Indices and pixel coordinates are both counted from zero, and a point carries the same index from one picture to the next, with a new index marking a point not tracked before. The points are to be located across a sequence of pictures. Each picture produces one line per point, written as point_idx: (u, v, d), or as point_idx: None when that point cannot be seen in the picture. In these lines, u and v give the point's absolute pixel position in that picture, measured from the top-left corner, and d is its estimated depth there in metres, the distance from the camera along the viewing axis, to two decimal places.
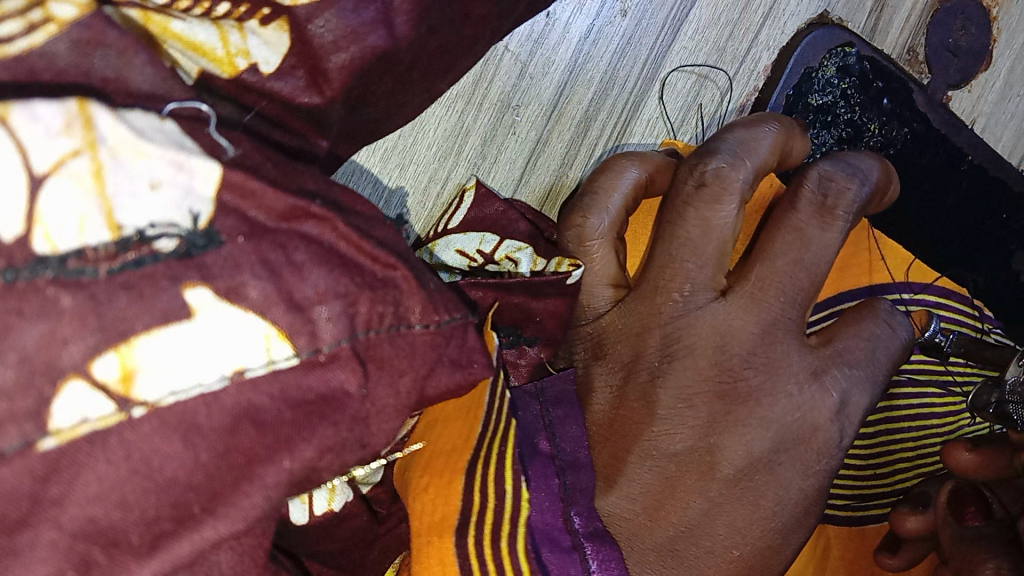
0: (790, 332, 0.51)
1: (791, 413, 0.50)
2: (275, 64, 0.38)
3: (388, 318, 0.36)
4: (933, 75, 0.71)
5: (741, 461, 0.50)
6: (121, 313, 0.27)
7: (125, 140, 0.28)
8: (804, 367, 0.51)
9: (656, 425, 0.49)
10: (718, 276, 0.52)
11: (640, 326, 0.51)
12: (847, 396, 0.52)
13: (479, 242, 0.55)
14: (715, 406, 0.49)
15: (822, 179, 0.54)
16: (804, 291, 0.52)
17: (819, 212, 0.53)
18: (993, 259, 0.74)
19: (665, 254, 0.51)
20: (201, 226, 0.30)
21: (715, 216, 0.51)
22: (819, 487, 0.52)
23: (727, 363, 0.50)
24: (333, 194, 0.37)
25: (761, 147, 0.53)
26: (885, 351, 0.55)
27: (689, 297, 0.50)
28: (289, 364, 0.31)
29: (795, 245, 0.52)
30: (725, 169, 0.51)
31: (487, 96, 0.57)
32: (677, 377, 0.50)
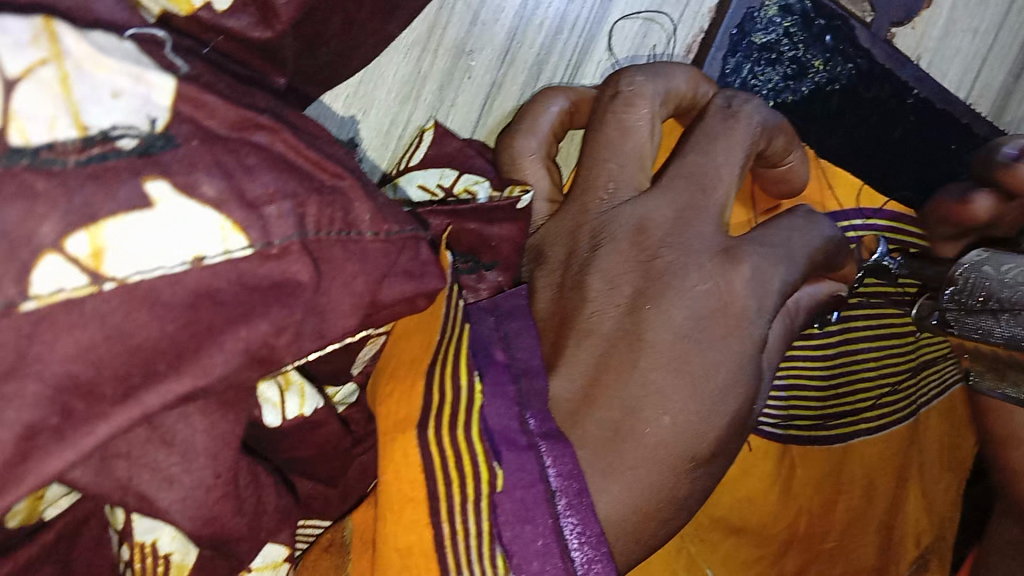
0: (704, 216, 0.58)
1: (703, 283, 0.56)
2: (228, 1, 0.42)
3: (337, 222, 0.40)
4: (876, 14, 0.75)
5: (665, 331, 0.55)
6: (89, 198, 0.31)
7: (87, 53, 0.33)
8: (714, 245, 0.58)
9: (588, 306, 0.56)
10: (641, 176, 0.60)
11: (573, 227, 0.59)
12: (760, 271, 0.58)
13: (439, 178, 0.59)
14: (637, 283, 0.56)
15: (727, 97, 0.64)
16: (716, 183, 0.60)
17: (724, 116, 0.62)
18: (942, 186, 0.78)
19: (591, 160, 0.60)
20: (158, 129, 0.34)
21: (631, 119, 0.59)
22: (743, 355, 0.56)
23: (644, 244, 0.57)
24: (285, 114, 0.41)
25: (676, 73, 0.62)
26: (801, 238, 0.63)
27: (613, 194, 0.59)
28: (245, 254, 0.36)
29: (704, 141, 0.61)
30: (637, 79, 0.60)
31: (442, 43, 0.61)
32: (603, 261, 0.57)
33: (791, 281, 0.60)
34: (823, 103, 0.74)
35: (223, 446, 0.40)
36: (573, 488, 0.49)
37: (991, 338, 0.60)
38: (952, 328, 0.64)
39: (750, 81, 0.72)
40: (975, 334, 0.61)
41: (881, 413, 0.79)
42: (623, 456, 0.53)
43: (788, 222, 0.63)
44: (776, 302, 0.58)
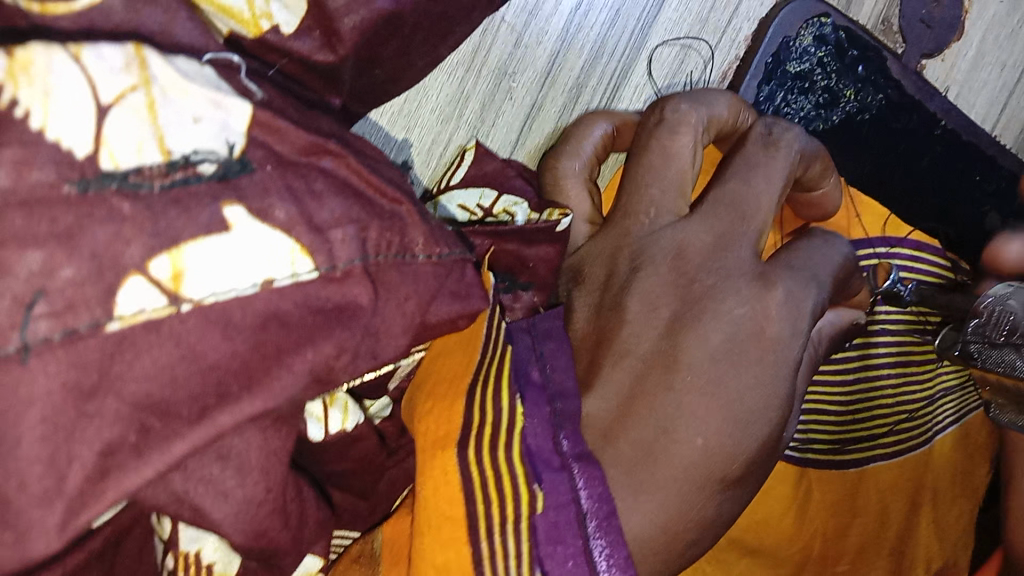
0: (743, 242, 0.59)
1: (740, 306, 0.57)
2: (294, 25, 0.44)
3: (395, 245, 0.41)
4: (909, 45, 0.76)
5: (702, 354, 0.56)
6: (172, 222, 0.32)
7: (172, 79, 0.33)
8: (751, 270, 0.59)
9: (627, 327, 0.57)
10: (681, 202, 0.61)
11: (613, 249, 0.60)
12: (793, 295, 0.59)
13: (479, 198, 0.60)
14: (676, 306, 0.57)
15: (767, 124, 0.66)
16: (757, 210, 0.61)
17: (764, 145, 0.64)
18: (965, 218, 0.79)
19: (634, 185, 0.62)
20: (235, 155, 0.35)
21: (674, 145, 0.61)
22: (775, 377, 0.57)
23: (684, 268, 0.57)
24: (347, 139, 0.42)
25: (718, 102, 0.65)
26: (834, 266, 0.65)
27: (654, 218, 0.60)
28: (310, 277, 0.37)
29: (743, 169, 0.62)
30: (682, 107, 0.63)
31: (486, 63, 0.62)
32: (643, 283, 0.57)
33: (820, 307, 0.62)
34: (853, 131, 0.75)
35: (275, 462, 0.41)
36: (603, 510, 0.50)
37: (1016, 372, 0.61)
38: (976, 361, 0.64)
39: (783, 109, 0.73)
40: (999, 368, 0.62)
41: (899, 438, 0.80)
42: (655, 477, 0.54)
43: (812, 246, 0.65)
44: (807, 325, 0.60)
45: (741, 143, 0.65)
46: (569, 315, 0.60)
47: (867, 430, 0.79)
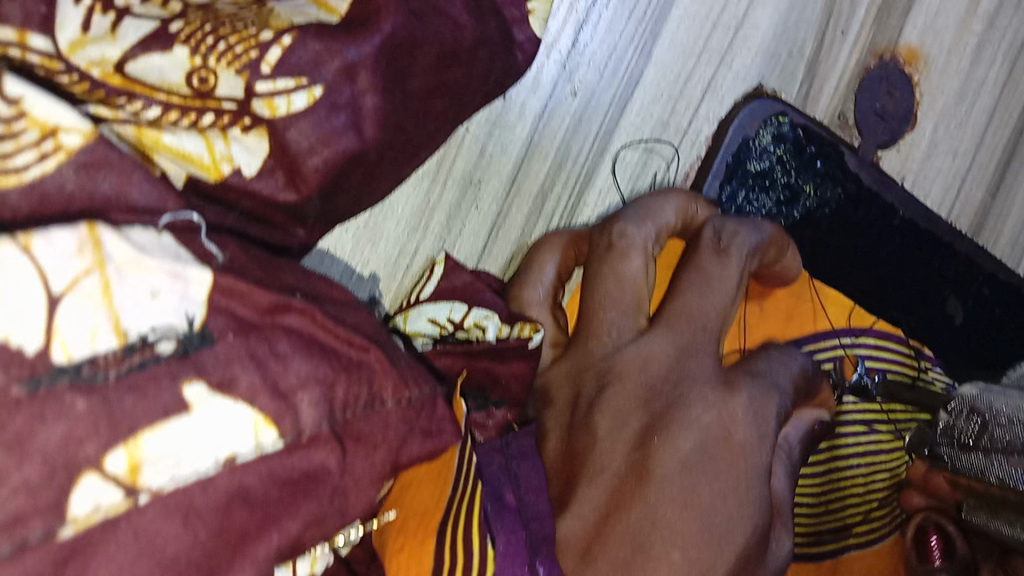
0: (703, 351, 0.60)
1: (708, 413, 0.56)
2: (256, 166, 0.42)
3: (363, 397, 0.40)
4: (865, 138, 0.77)
5: (675, 463, 0.54)
6: (129, 412, 0.31)
7: (128, 255, 0.32)
8: (715, 377, 0.59)
9: (597, 445, 0.55)
10: (639, 317, 0.62)
11: (577, 370, 0.61)
12: (757, 401, 0.59)
13: (449, 311, 0.59)
14: (645, 419, 0.56)
15: (716, 229, 0.66)
16: (712, 319, 0.62)
17: (716, 252, 0.65)
18: (927, 304, 0.81)
19: (592, 308, 0.62)
20: (196, 327, 0.34)
21: (627, 269, 0.62)
22: (749, 485, 0.56)
23: (649, 382, 0.57)
24: (310, 286, 0.41)
25: (665, 208, 0.65)
26: (789, 372, 0.65)
27: (616, 337, 0.61)
28: (275, 448, 0.35)
29: (696, 283, 0.63)
30: (628, 229, 0.64)
31: (451, 174, 0.62)
32: (609, 400, 0.57)
33: (783, 412, 0.61)
34: (813, 226, 0.76)
35: None
36: None
37: (984, 474, 0.61)
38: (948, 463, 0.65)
39: (745, 208, 0.73)
40: (969, 471, 0.63)
41: (873, 527, 0.78)
42: None
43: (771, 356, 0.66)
44: (774, 428, 0.59)
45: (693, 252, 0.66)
46: (541, 440, 0.59)
47: (839, 520, 0.77)
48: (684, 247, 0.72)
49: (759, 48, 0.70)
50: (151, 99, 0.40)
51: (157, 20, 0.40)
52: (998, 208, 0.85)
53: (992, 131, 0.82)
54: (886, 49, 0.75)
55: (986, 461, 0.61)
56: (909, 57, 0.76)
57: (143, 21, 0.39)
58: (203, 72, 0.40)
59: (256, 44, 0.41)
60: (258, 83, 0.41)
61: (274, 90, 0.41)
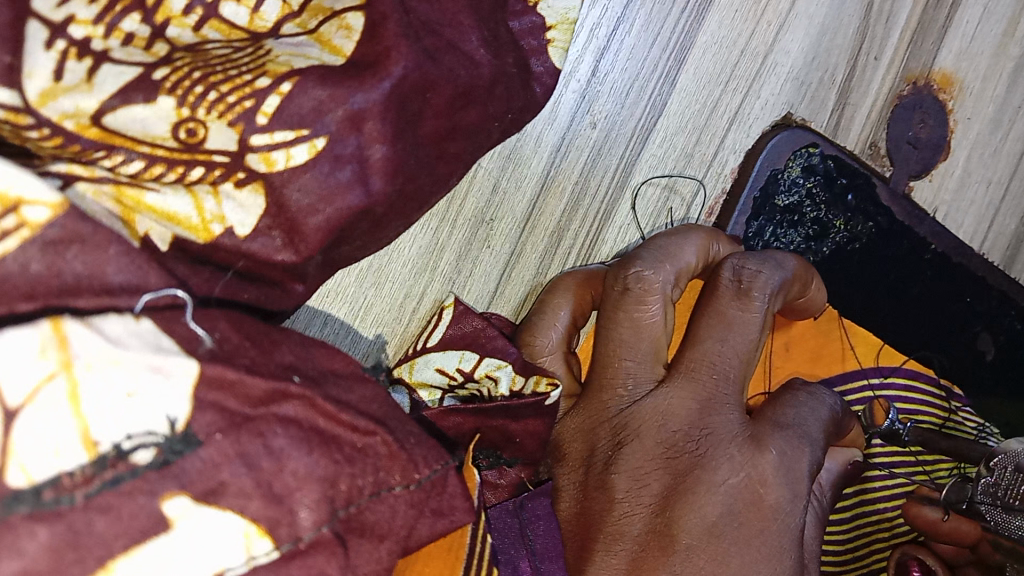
0: (728, 404, 0.54)
1: (734, 475, 0.52)
2: (250, 225, 0.38)
3: (368, 488, 0.36)
4: (895, 168, 0.71)
5: (700, 531, 0.51)
6: (99, 537, 0.27)
7: (99, 352, 0.28)
8: (741, 432, 0.53)
9: (616, 508, 0.52)
10: (657, 365, 0.56)
11: (592, 424, 0.55)
12: (788, 457, 0.53)
13: (459, 360, 0.55)
14: (667, 480, 0.52)
15: (736, 268, 0.56)
16: (736, 366, 0.55)
17: (737, 296, 0.55)
18: (959, 344, 0.75)
19: (607, 356, 0.56)
20: (178, 430, 0.30)
21: (644, 317, 0.55)
22: (783, 549, 0.52)
23: (669, 441, 0.53)
24: (310, 362, 0.37)
25: (683, 250, 0.58)
26: (815, 416, 0.57)
27: (632, 390, 0.55)
28: (270, 558, 0.31)
29: (717, 330, 0.55)
30: (646, 273, 0.55)
31: (462, 212, 0.59)
32: (627, 460, 0.53)
33: (816, 463, 0.55)
34: (842, 262, 0.72)
35: None
36: None
37: None
38: (988, 523, 0.61)
39: (773, 244, 0.69)
40: (1014, 534, 0.59)
41: None
42: None
43: (792, 399, 0.58)
44: (807, 485, 0.54)
45: (709, 295, 0.56)
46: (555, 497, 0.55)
47: (865, 568, 0.73)
48: (703, 288, 0.67)
49: (789, 75, 0.66)
50: (133, 152, 0.35)
51: (139, 66, 0.36)
52: None
53: None
54: (919, 76, 0.69)
55: None
56: (943, 82, 0.70)
57: (125, 67, 0.35)
58: (191, 124, 0.36)
59: (250, 93, 0.37)
60: (253, 136, 0.37)
61: (271, 143, 0.37)
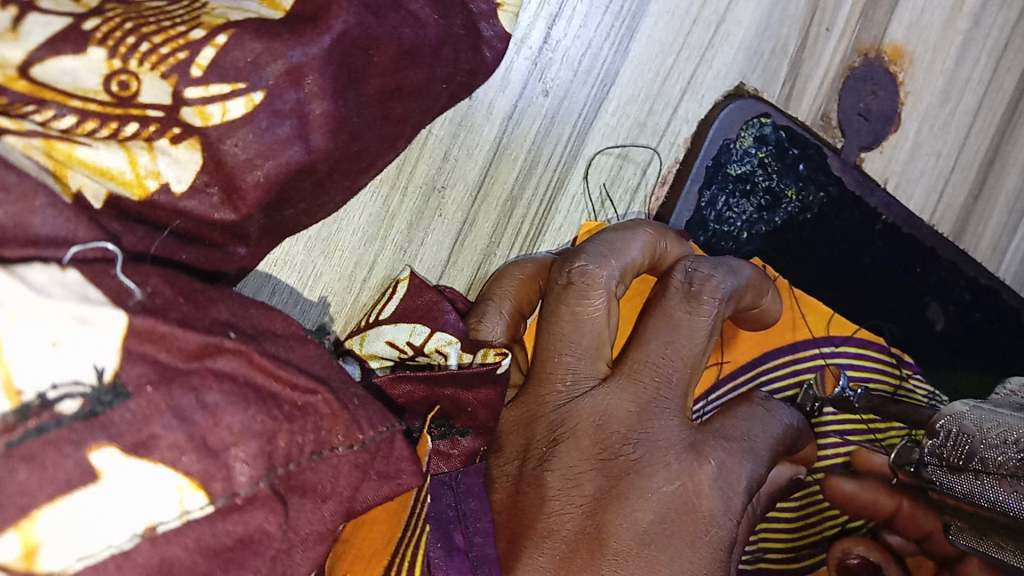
0: (669, 410, 0.54)
1: (669, 483, 0.52)
2: (187, 181, 0.37)
3: (308, 446, 0.35)
4: (847, 138, 0.71)
5: (630, 536, 0.51)
6: (23, 486, 0.27)
7: (23, 299, 0.27)
8: (680, 439, 0.54)
9: (548, 505, 0.52)
10: (600, 364, 0.55)
11: (530, 416, 0.55)
12: (726, 468, 0.53)
13: (410, 334, 0.54)
14: (600, 482, 0.53)
15: (687, 270, 0.56)
16: (679, 370, 0.55)
17: (687, 299, 0.55)
18: (909, 312, 0.76)
19: (547, 350, 0.55)
20: (106, 380, 0.29)
21: (586, 312, 0.54)
22: (710, 560, 0.52)
23: (606, 441, 0.53)
24: (248, 320, 0.36)
25: (629, 247, 0.57)
26: (763, 428, 0.57)
27: (571, 387, 0.55)
28: (204, 513, 0.31)
29: (664, 331, 0.55)
30: (589, 268, 0.55)
31: (413, 179, 0.58)
32: (562, 458, 0.53)
33: (759, 477, 0.55)
34: (796, 232, 0.72)
35: None
36: None
37: (975, 498, 0.58)
38: (935, 484, 0.62)
39: (726, 213, 0.70)
40: (958, 493, 0.59)
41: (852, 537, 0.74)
42: None
43: (745, 410, 0.57)
44: (744, 501, 0.54)
45: (658, 297, 0.56)
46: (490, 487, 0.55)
47: (817, 533, 0.74)
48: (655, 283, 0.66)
49: (741, 45, 0.66)
50: (65, 106, 0.34)
51: (69, 17, 0.35)
52: (982, 210, 0.76)
53: (975, 133, 0.74)
54: (871, 47, 0.69)
55: (977, 483, 0.57)
56: (893, 55, 0.70)
57: (53, 17, 0.34)
58: (124, 76, 0.35)
59: (185, 44, 0.36)
60: (187, 88, 0.36)
61: (207, 96, 0.37)
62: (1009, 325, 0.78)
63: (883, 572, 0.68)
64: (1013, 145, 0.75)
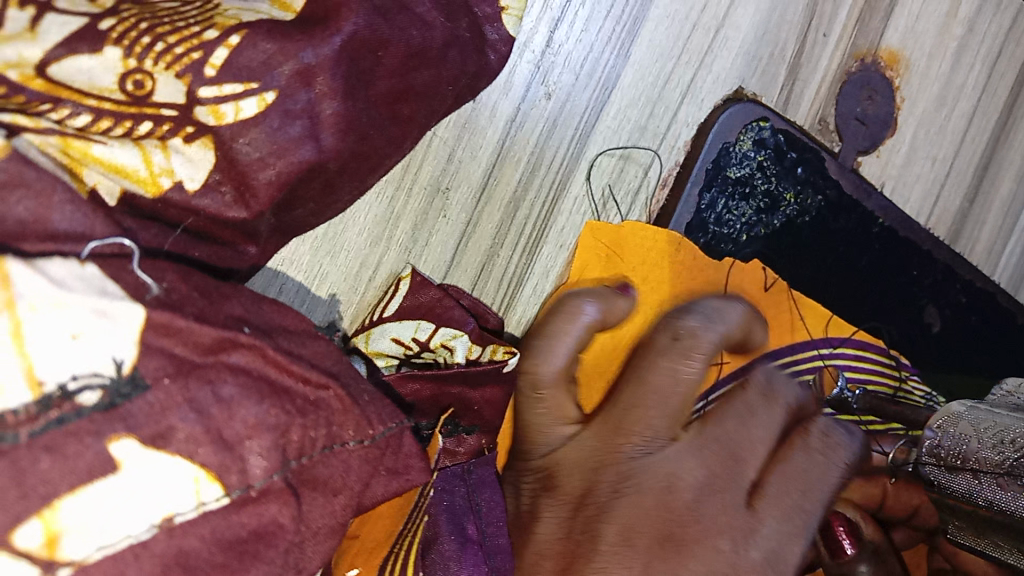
0: (739, 486, 0.52)
1: (727, 565, 0.49)
2: (200, 180, 0.38)
3: (320, 440, 0.36)
4: (844, 143, 0.72)
5: None
6: (45, 475, 0.27)
7: (44, 292, 0.28)
8: (744, 518, 0.51)
9: (598, 560, 0.48)
10: (677, 426, 0.53)
11: (595, 462, 0.52)
12: (781, 552, 0.51)
13: (415, 331, 0.56)
14: (654, 544, 0.49)
15: (768, 378, 0.57)
16: (761, 457, 0.53)
17: (766, 396, 0.55)
18: (906, 314, 0.77)
19: (632, 401, 0.53)
20: (125, 373, 0.29)
21: (684, 371, 0.53)
22: None
23: (671, 504, 0.50)
24: (261, 317, 0.37)
25: (726, 317, 0.57)
26: (826, 500, 0.54)
27: (646, 442, 0.52)
28: (219, 504, 0.31)
29: (744, 414, 0.54)
30: (697, 330, 0.55)
31: (417, 181, 0.59)
32: (622, 512, 0.50)
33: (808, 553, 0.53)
34: (793, 234, 0.73)
35: None
36: None
37: (972, 497, 0.58)
38: (931, 483, 0.62)
39: (723, 215, 0.71)
40: (956, 493, 0.60)
41: None
42: None
43: (807, 464, 0.54)
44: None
45: (740, 387, 0.55)
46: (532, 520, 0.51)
47: None
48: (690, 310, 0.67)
49: (740, 49, 0.67)
50: (81, 105, 0.35)
51: (85, 17, 0.35)
52: (977, 215, 0.77)
53: (970, 137, 0.75)
54: (868, 52, 0.70)
55: (974, 482, 0.58)
56: (890, 60, 0.71)
57: (69, 17, 0.35)
58: (139, 75, 0.36)
59: (199, 45, 0.37)
60: (201, 88, 0.37)
61: (220, 95, 0.37)
62: (1003, 326, 0.79)
63: (864, 533, 0.68)
64: (1008, 151, 0.77)
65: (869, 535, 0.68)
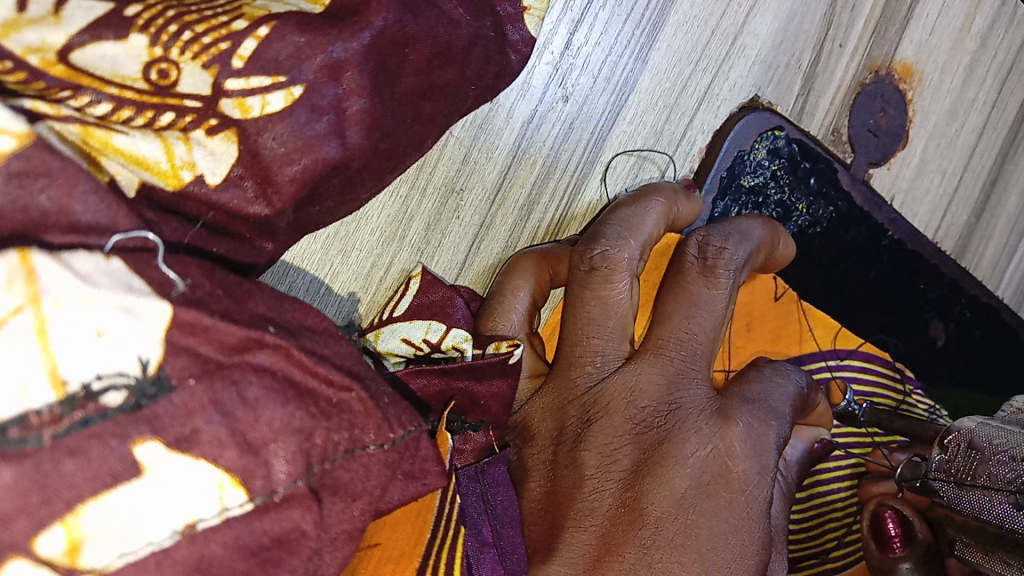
0: (697, 378, 0.55)
1: (703, 446, 0.52)
2: (221, 174, 0.37)
3: (342, 444, 0.34)
4: (857, 154, 0.72)
5: (669, 503, 0.51)
6: (68, 479, 0.26)
7: (70, 288, 0.27)
8: (708, 406, 0.54)
9: (586, 485, 0.52)
10: (625, 342, 0.55)
11: (560, 401, 0.54)
12: (755, 430, 0.54)
13: (426, 331, 0.54)
14: (636, 455, 0.52)
15: (702, 245, 0.57)
16: (703, 343, 0.55)
17: (703, 273, 0.56)
18: (913, 327, 0.77)
19: (575, 334, 0.55)
20: (150, 373, 0.28)
21: (611, 295, 0.54)
22: (747, 518, 0.53)
23: (638, 417, 0.53)
24: (284, 315, 0.36)
25: (645, 221, 0.56)
26: (785, 398, 0.57)
27: (601, 368, 0.54)
28: (243, 510, 0.31)
29: (685, 307, 0.56)
30: (611, 252, 0.54)
31: (432, 181, 0.58)
32: (598, 436, 0.53)
33: (783, 437, 0.55)
34: (804, 244, 0.73)
35: None
36: None
37: (983, 514, 0.58)
38: (941, 498, 0.62)
39: None
40: (965, 508, 0.60)
41: (848, 551, 0.73)
42: None
43: (759, 377, 0.58)
44: (775, 457, 0.54)
45: (676, 279, 0.57)
46: (521, 479, 0.53)
47: (819, 547, 0.72)
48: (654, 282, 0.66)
49: (758, 57, 0.66)
50: (101, 93, 0.33)
51: (111, 3, 0.34)
52: (984, 228, 0.77)
53: (980, 152, 0.75)
54: (882, 64, 0.69)
55: (986, 499, 0.58)
56: (904, 72, 0.70)
57: (94, 3, 0.34)
58: (164, 64, 0.34)
59: (227, 35, 0.35)
60: (228, 80, 0.36)
61: (247, 88, 0.36)
62: (1006, 341, 0.79)
63: (916, 532, 0.67)
64: (1015, 166, 0.77)
65: (922, 534, 0.67)
